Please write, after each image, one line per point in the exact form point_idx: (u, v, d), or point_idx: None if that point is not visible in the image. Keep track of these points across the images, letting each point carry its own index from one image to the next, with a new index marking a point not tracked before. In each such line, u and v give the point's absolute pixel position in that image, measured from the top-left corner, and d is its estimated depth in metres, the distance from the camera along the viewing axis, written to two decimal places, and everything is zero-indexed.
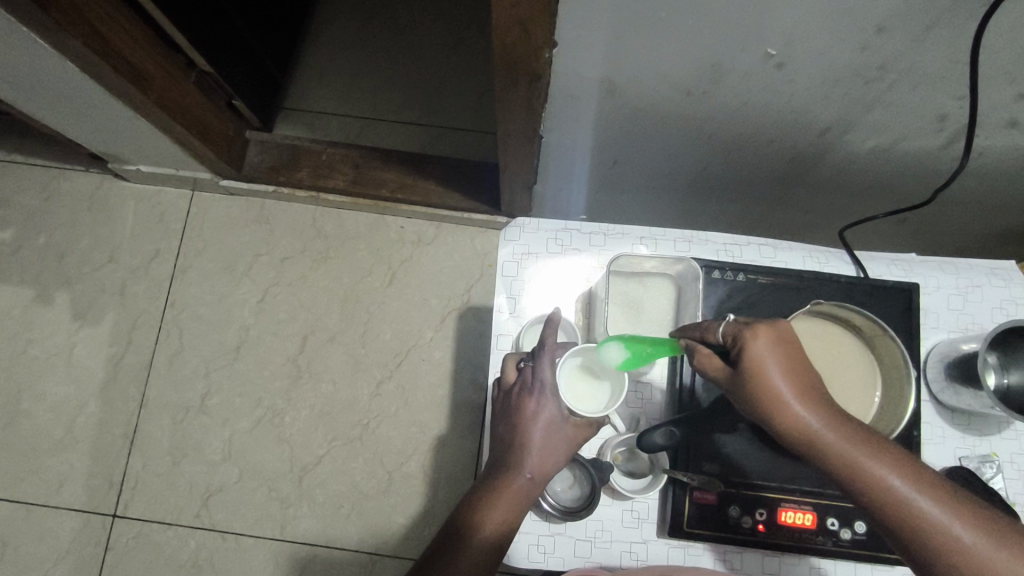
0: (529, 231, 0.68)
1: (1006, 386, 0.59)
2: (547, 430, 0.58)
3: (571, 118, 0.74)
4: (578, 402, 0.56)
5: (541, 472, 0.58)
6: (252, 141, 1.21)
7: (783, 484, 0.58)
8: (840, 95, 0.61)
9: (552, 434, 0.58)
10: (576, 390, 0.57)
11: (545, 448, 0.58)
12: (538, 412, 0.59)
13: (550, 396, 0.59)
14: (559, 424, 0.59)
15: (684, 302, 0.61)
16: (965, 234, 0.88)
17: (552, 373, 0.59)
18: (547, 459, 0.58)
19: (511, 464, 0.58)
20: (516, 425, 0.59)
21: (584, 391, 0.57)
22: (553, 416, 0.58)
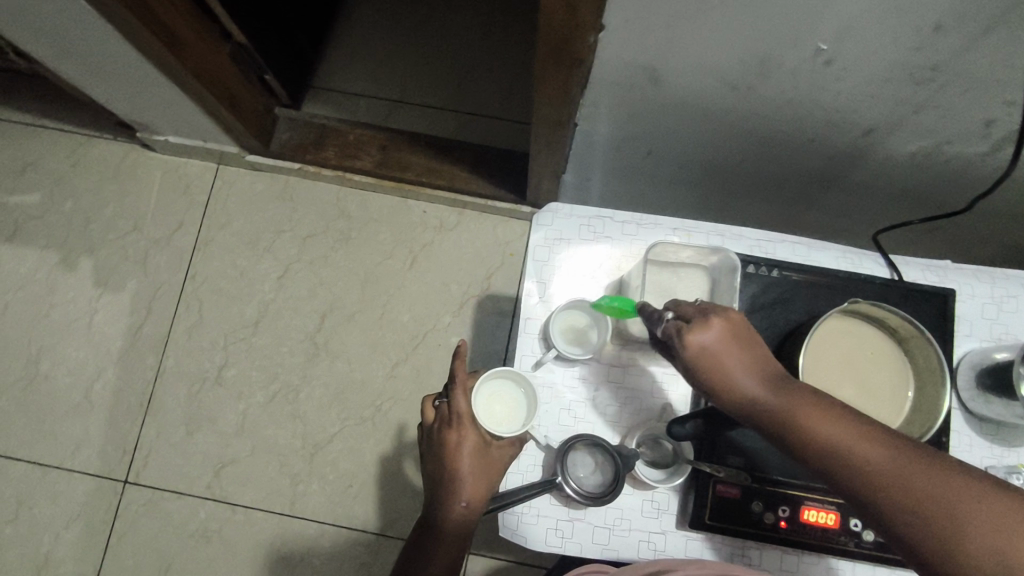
0: (562, 216, 0.67)
1: None
2: (473, 459, 0.62)
3: (609, 107, 0.74)
4: (495, 422, 0.62)
5: (475, 498, 0.63)
6: (281, 117, 1.22)
7: (807, 482, 0.57)
8: (887, 95, 0.61)
9: (480, 460, 0.62)
10: (494, 410, 0.63)
11: (474, 476, 0.62)
12: (460, 443, 0.63)
13: (470, 426, 0.63)
14: (485, 450, 0.62)
15: (716, 294, 0.60)
16: (998, 245, 0.87)
17: (466, 404, 0.63)
18: (480, 485, 0.62)
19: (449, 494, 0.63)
20: (443, 460, 0.63)
21: (503, 413, 0.63)
22: (476, 444, 0.62)
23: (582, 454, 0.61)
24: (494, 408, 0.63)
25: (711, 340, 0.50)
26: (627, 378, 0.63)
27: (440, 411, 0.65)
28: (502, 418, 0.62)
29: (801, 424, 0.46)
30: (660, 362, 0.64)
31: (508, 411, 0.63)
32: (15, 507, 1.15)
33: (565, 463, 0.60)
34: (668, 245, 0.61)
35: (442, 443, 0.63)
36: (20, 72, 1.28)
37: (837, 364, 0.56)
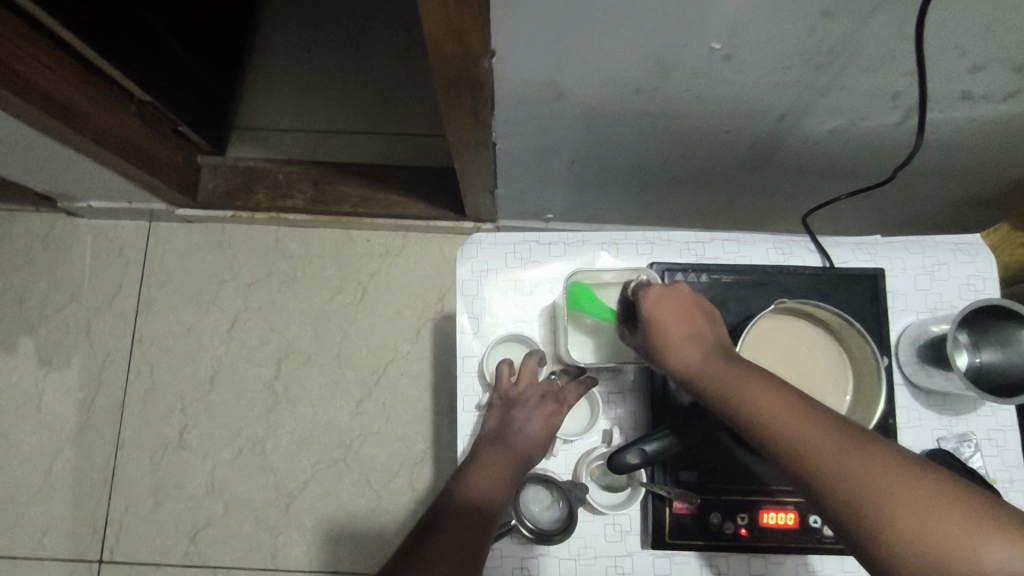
0: (486, 245, 0.65)
1: (978, 365, 0.60)
2: (545, 420, 0.59)
3: (523, 123, 0.72)
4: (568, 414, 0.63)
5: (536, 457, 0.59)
6: (205, 166, 1.18)
7: (762, 487, 0.57)
8: (791, 82, 0.59)
9: (551, 422, 0.59)
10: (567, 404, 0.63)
11: (542, 437, 0.59)
12: (534, 401, 0.60)
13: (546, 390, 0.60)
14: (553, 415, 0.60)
15: None
16: (932, 205, 0.87)
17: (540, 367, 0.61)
18: (538, 445, 0.59)
19: (510, 441, 0.59)
20: (514, 411, 0.59)
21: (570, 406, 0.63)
22: (551, 406, 0.60)
23: (535, 490, 0.59)
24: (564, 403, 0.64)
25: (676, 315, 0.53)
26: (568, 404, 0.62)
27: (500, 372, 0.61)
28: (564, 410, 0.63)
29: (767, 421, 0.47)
30: (605, 381, 0.62)
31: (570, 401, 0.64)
32: None
33: (517, 502, 0.58)
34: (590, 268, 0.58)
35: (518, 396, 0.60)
36: None
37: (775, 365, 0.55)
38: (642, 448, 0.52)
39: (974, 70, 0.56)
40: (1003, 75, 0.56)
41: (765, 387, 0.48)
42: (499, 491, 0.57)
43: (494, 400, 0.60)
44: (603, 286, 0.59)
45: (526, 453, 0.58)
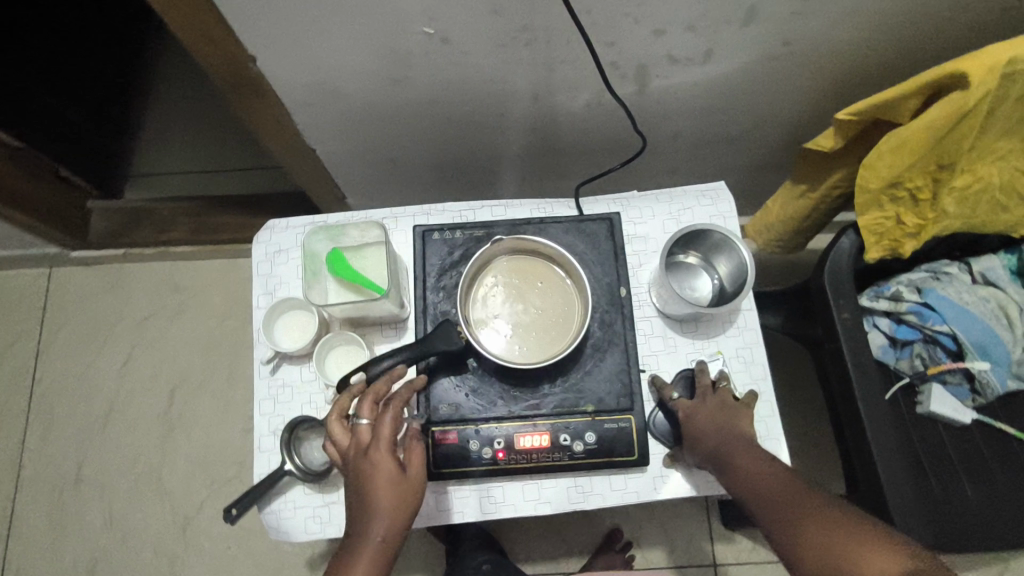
0: (279, 231, 0.72)
1: (714, 285, 0.67)
2: (390, 489, 0.54)
3: (322, 126, 0.81)
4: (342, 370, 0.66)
5: (393, 534, 0.53)
6: (95, 209, 1.26)
7: (517, 412, 0.62)
8: (515, 60, 0.68)
9: (396, 490, 0.54)
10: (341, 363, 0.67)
11: (394, 509, 0.53)
12: (378, 469, 0.54)
13: (386, 449, 0.54)
14: (402, 473, 0.54)
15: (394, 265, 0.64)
16: (729, 172, 0.96)
17: (391, 424, 0.55)
18: (401, 516, 0.54)
19: (363, 524, 0.53)
20: (361, 483, 0.54)
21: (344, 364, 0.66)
22: (392, 472, 0.54)
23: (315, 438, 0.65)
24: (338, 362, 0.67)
25: (716, 423, 0.59)
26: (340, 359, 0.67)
27: (353, 434, 0.56)
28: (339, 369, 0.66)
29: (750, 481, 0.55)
30: (387, 337, 0.68)
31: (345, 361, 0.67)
32: None
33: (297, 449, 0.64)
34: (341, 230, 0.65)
35: (363, 464, 0.54)
36: None
37: (511, 296, 0.62)
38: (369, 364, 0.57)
39: (660, 34, 0.65)
40: (685, 36, 0.65)
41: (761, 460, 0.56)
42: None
43: (347, 469, 0.55)
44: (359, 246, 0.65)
45: (377, 534, 0.53)
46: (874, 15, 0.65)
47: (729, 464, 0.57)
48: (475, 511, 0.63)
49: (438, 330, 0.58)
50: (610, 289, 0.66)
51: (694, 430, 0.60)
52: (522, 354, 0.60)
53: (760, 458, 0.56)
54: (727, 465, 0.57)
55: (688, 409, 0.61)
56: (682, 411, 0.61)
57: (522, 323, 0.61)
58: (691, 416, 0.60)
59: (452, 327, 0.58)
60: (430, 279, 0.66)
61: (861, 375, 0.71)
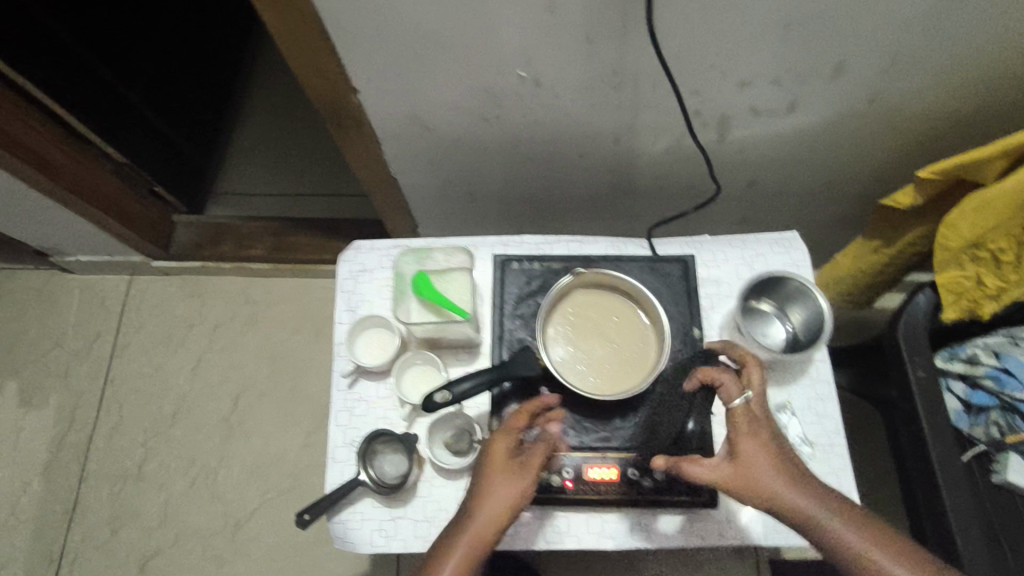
0: (364, 251, 0.76)
1: (788, 333, 0.67)
2: (507, 479, 0.55)
3: (410, 156, 0.86)
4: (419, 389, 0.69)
5: (500, 523, 0.54)
6: (180, 223, 1.34)
7: (587, 444, 0.63)
8: (602, 103, 0.72)
9: (513, 483, 0.55)
10: (417, 382, 0.69)
11: (506, 498, 0.54)
12: (503, 455, 0.56)
13: (513, 440, 0.57)
14: (525, 469, 0.56)
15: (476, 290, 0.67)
16: (797, 222, 0.97)
17: (522, 420, 0.58)
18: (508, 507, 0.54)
19: (477, 505, 0.54)
20: (481, 463, 0.57)
21: (420, 383, 0.69)
22: (514, 464, 0.56)
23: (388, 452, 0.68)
24: (414, 380, 0.70)
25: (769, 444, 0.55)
26: (417, 377, 0.70)
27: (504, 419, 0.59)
28: (416, 386, 0.69)
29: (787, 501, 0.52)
30: (461, 359, 0.70)
31: (422, 378, 0.70)
32: None
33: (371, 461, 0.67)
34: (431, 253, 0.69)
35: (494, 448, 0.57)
36: None
37: (587, 329, 0.64)
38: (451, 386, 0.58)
39: (746, 87, 0.68)
40: (770, 89, 0.68)
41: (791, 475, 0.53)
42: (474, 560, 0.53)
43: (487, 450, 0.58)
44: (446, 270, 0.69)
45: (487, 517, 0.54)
46: (957, 77, 0.66)
47: (787, 507, 0.52)
48: (538, 538, 0.64)
49: (513, 359, 0.59)
50: (684, 329, 0.67)
51: (749, 455, 0.54)
52: (598, 386, 0.61)
53: (813, 490, 0.53)
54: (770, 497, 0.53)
55: (741, 419, 0.56)
56: (737, 420, 0.56)
57: (597, 355, 0.63)
58: (742, 432, 0.56)
59: (527, 355, 0.60)
60: (508, 306, 0.69)
61: (936, 433, 0.70)
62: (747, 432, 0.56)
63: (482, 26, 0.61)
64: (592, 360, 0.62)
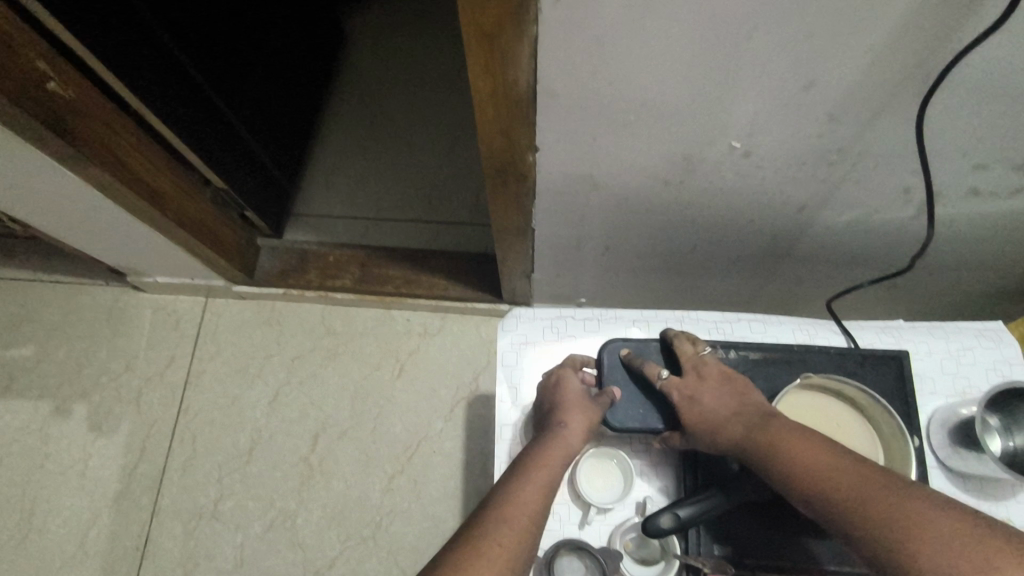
0: (525, 320, 0.71)
1: (1013, 448, 0.60)
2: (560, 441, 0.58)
3: (560, 212, 0.80)
4: (601, 487, 0.63)
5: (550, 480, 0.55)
6: (264, 248, 1.28)
7: (796, 563, 0.57)
8: (804, 176, 0.65)
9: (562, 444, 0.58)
10: (596, 480, 0.64)
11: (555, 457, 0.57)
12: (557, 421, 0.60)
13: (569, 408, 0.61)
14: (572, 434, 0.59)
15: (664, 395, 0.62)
16: (956, 295, 0.90)
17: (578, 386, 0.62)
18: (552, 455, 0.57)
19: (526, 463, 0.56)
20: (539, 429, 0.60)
21: (601, 482, 0.64)
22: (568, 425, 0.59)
23: (570, 558, 0.58)
24: (591, 475, 0.64)
25: (719, 401, 0.57)
26: (593, 473, 0.64)
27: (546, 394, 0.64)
28: (595, 483, 0.64)
29: (817, 471, 0.49)
30: (636, 453, 0.65)
31: (602, 475, 0.64)
32: None
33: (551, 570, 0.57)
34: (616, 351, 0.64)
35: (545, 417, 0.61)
36: (18, 235, 1.35)
37: None
38: (608, 424, 0.62)
39: (978, 169, 0.62)
40: (1004, 171, 0.63)
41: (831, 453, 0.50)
42: (530, 507, 0.52)
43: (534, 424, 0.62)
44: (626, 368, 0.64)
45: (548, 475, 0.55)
46: None
47: (829, 488, 0.48)
48: None
49: (604, 365, 0.64)
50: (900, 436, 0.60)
51: (700, 417, 0.58)
52: None
53: (868, 473, 0.48)
54: (794, 473, 0.51)
55: (682, 389, 0.59)
56: (672, 390, 0.60)
57: None
58: (689, 399, 0.59)
59: (615, 347, 0.64)
60: None
61: None
62: (692, 399, 0.59)
63: (718, 96, 0.55)
64: None
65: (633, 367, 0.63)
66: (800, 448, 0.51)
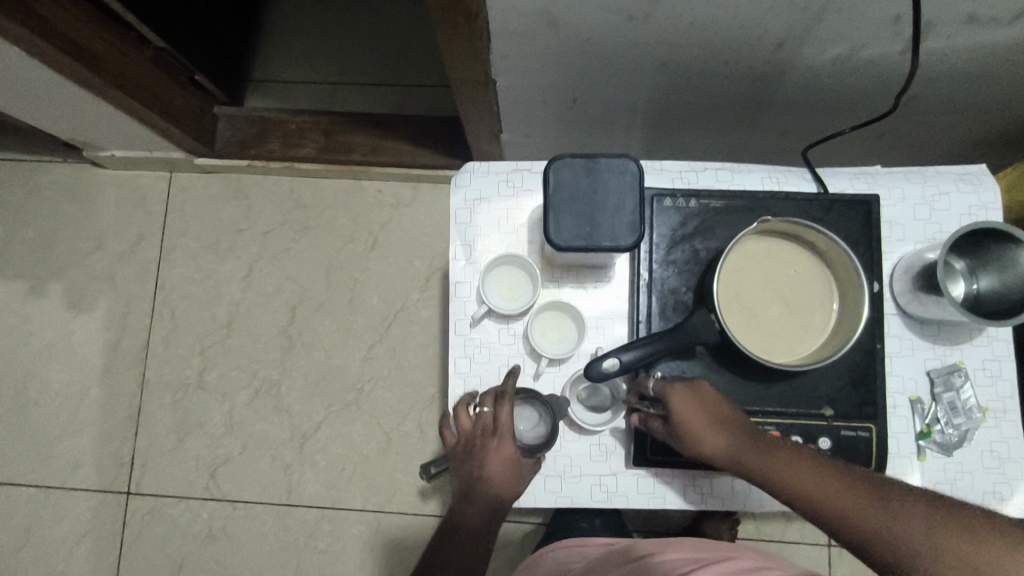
0: (479, 175, 0.66)
1: (974, 292, 0.59)
2: (505, 470, 0.60)
3: (520, 58, 0.72)
4: (557, 339, 0.64)
5: (505, 499, 0.62)
6: (221, 116, 1.20)
7: (745, 407, 0.57)
8: (785, 4, 0.58)
9: (510, 471, 0.60)
10: (550, 333, 0.64)
11: (503, 481, 0.61)
12: (497, 449, 0.60)
13: (507, 436, 0.60)
14: (517, 460, 0.60)
15: (613, 210, 0.52)
16: (945, 144, 0.85)
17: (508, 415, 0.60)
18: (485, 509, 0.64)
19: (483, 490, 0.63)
20: (486, 460, 0.61)
21: (555, 336, 0.64)
22: (508, 456, 0.60)
23: (523, 407, 0.64)
24: (546, 328, 0.64)
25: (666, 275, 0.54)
26: (548, 328, 0.64)
27: (479, 418, 0.62)
28: (549, 336, 0.64)
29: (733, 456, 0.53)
30: (592, 307, 0.63)
31: (558, 326, 0.64)
32: (23, 532, 1.18)
33: None
34: (572, 162, 0.52)
35: (484, 448, 0.61)
36: None
37: (761, 287, 0.55)
38: (552, 243, 0.52)
39: None
40: None
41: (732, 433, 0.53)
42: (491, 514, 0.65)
43: (472, 437, 0.62)
44: (588, 174, 0.52)
45: (500, 497, 0.62)
46: None
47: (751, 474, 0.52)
48: (678, 499, 0.61)
49: (548, 188, 0.52)
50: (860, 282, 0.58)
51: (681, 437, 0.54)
52: (770, 351, 0.54)
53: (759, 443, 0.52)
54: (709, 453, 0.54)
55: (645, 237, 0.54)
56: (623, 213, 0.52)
57: (772, 319, 0.55)
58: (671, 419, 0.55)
59: (561, 169, 0.52)
60: (657, 252, 0.59)
61: None
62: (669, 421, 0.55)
63: None
64: (771, 326, 0.55)
65: (572, 190, 0.52)
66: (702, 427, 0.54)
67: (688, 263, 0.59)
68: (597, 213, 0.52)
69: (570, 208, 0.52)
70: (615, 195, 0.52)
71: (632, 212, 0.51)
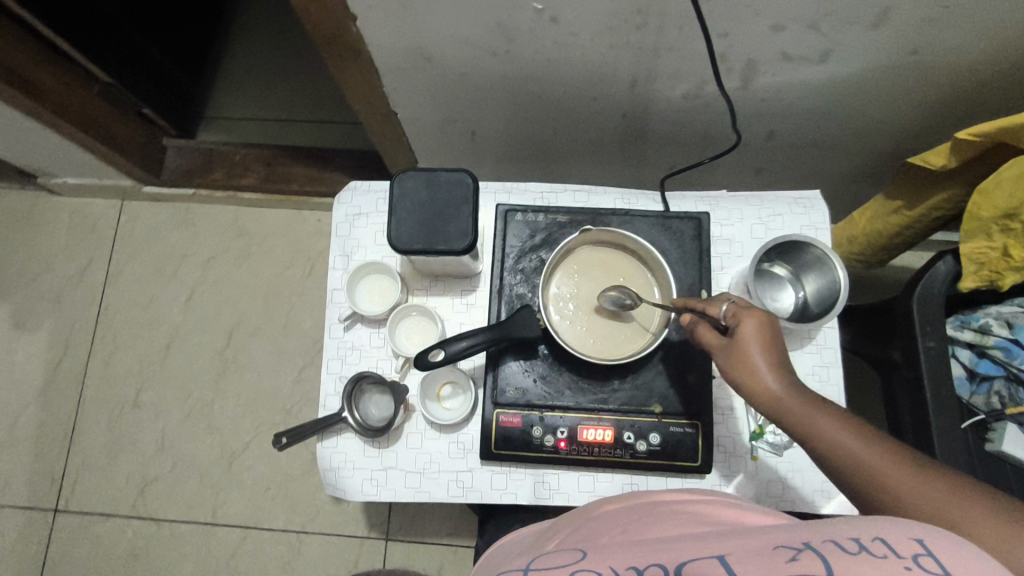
0: (360, 193, 0.72)
1: (801, 299, 0.64)
2: None
3: (411, 92, 0.80)
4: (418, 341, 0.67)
5: None
6: (170, 147, 1.30)
7: (583, 406, 0.62)
8: (621, 44, 0.66)
9: None
10: (412, 335, 0.68)
11: None
12: None
13: None
14: None
15: (451, 217, 0.58)
16: (815, 176, 0.92)
17: None
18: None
19: None
20: None
21: (417, 338, 0.68)
22: None
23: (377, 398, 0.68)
24: (410, 331, 0.68)
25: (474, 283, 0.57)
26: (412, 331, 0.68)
27: None
28: (412, 339, 0.68)
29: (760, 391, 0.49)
30: (456, 315, 0.68)
31: (421, 330, 0.68)
32: None
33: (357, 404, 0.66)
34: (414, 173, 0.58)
35: None
36: None
37: (593, 292, 0.61)
38: (393, 246, 0.57)
39: (778, 31, 0.62)
40: (804, 35, 0.62)
41: (767, 367, 0.49)
42: None
43: None
44: (433, 184, 0.58)
45: None
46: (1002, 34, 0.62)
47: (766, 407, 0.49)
48: (529, 495, 0.63)
49: (394, 195, 0.58)
50: (691, 291, 0.64)
51: (732, 367, 0.50)
52: (595, 348, 0.59)
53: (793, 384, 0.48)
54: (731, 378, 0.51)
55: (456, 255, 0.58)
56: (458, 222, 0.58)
57: (600, 321, 0.60)
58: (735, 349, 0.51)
59: (406, 180, 0.58)
60: (509, 261, 0.66)
61: (938, 403, 0.69)
62: (729, 346, 0.51)
63: None
64: (597, 327, 0.60)
65: (414, 198, 0.58)
66: (736, 357, 0.50)
67: (535, 272, 0.65)
68: (435, 221, 0.58)
69: (409, 214, 0.58)
70: (452, 205, 0.58)
71: (466, 220, 0.58)
